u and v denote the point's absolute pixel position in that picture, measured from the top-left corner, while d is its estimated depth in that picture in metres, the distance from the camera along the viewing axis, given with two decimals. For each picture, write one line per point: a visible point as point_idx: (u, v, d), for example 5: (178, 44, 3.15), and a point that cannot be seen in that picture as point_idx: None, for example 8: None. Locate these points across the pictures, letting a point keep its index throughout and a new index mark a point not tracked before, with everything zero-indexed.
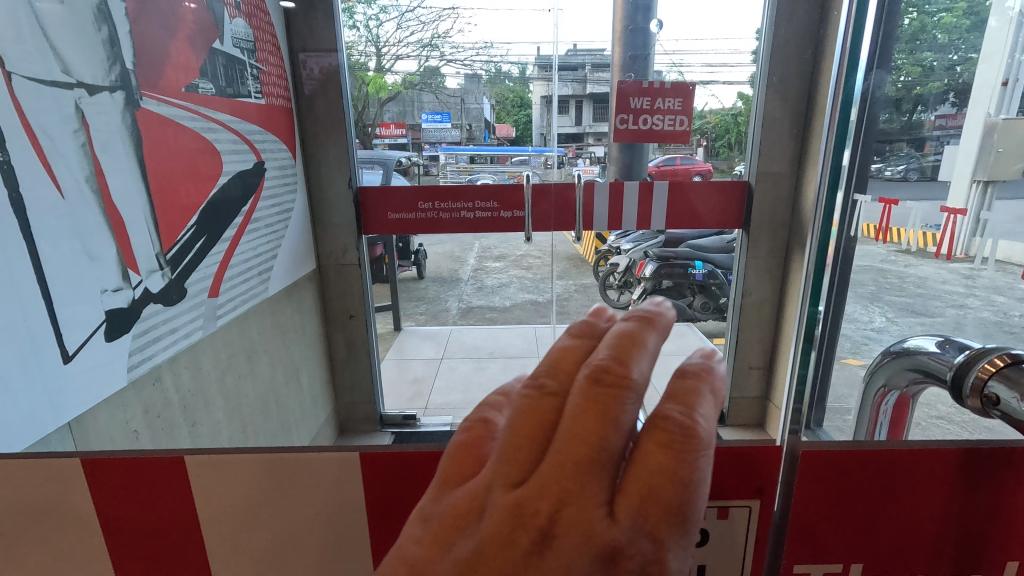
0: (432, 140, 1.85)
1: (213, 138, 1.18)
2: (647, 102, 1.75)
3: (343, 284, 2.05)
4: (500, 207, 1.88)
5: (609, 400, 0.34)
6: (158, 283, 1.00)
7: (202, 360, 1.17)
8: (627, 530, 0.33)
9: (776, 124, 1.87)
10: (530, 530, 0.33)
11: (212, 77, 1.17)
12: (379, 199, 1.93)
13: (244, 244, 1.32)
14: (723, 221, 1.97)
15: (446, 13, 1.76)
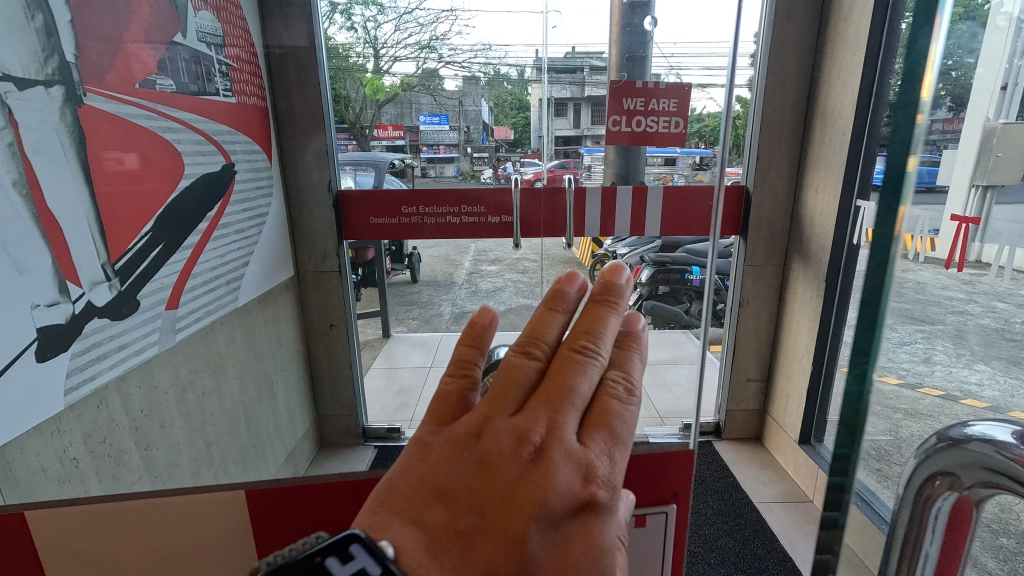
0: (431, 143, 1.76)
1: (173, 139, 1.12)
2: (641, 103, 1.67)
3: (319, 293, 1.98)
4: (487, 212, 1.87)
5: (577, 350, 0.40)
6: (103, 296, 0.94)
7: (158, 377, 1.11)
8: (596, 451, 0.38)
9: (778, 126, 1.80)
10: (523, 447, 0.38)
11: (172, 73, 1.12)
12: (363, 204, 1.91)
13: (211, 250, 1.27)
14: (721, 227, 1.92)
15: (444, 15, 1.73)
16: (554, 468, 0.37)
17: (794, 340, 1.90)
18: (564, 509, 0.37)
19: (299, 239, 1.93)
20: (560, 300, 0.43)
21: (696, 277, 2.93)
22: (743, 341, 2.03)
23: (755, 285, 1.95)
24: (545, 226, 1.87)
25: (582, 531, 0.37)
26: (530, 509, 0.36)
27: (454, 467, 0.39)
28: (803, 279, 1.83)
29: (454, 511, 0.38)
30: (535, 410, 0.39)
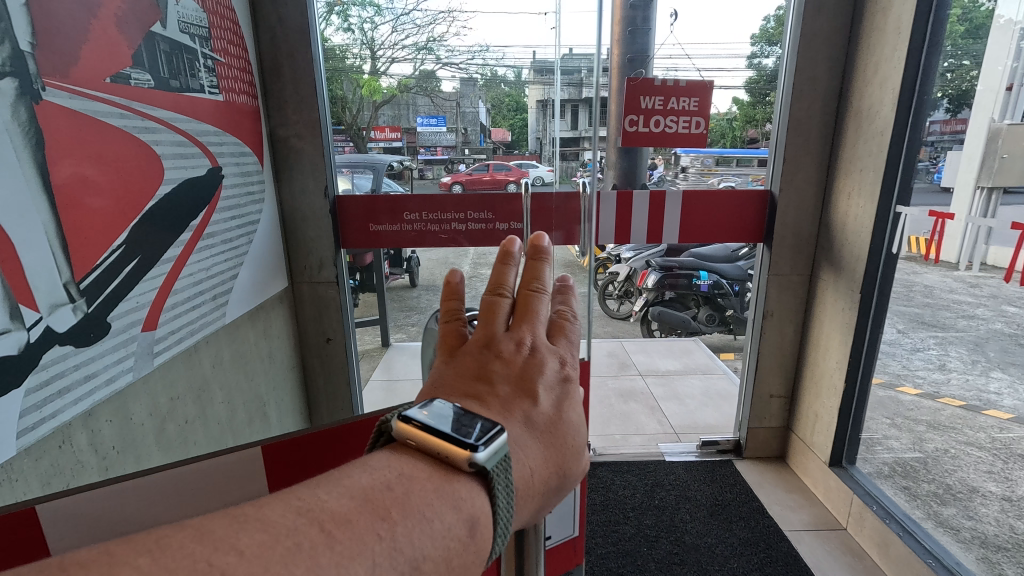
0: (429, 144, 1.70)
1: (152, 142, 1.04)
2: (660, 102, 1.73)
3: (314, 307, 1.88)
4: (494, 218, 1.79)
5: (535, 288, 0.62)
6: (66, 320, 0.85)
7: (132, 408, 1.02)
8: (562, 348, 0.61)
9: (805, 125, 1.76)
10: (521, 348, 0.59)
11: (149, 66, 1.04)
12: (360, 210, 1.82)
13: (195, 263, 1.18)
14: (744, 233, 1.86)
15: (443, 15, 1.68)
16: (544, 358, 0.59)
17: (822, 353, 1.84)
18: (554, 383, 0.59)
19: (295, 247, 1.83)
20: (509, 258, 0.62)
21: (706, 282, 2.81)
22: (766, 353, 1.99)
23: (779, 295, 1.91)
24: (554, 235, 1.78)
25: (567, 390, 0.59)
26: (535, 382, 0.57)
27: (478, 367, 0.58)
28: (833, 290, 1.79)
29: (489, 392, 0.56)
30: (521, 326, 0.60)
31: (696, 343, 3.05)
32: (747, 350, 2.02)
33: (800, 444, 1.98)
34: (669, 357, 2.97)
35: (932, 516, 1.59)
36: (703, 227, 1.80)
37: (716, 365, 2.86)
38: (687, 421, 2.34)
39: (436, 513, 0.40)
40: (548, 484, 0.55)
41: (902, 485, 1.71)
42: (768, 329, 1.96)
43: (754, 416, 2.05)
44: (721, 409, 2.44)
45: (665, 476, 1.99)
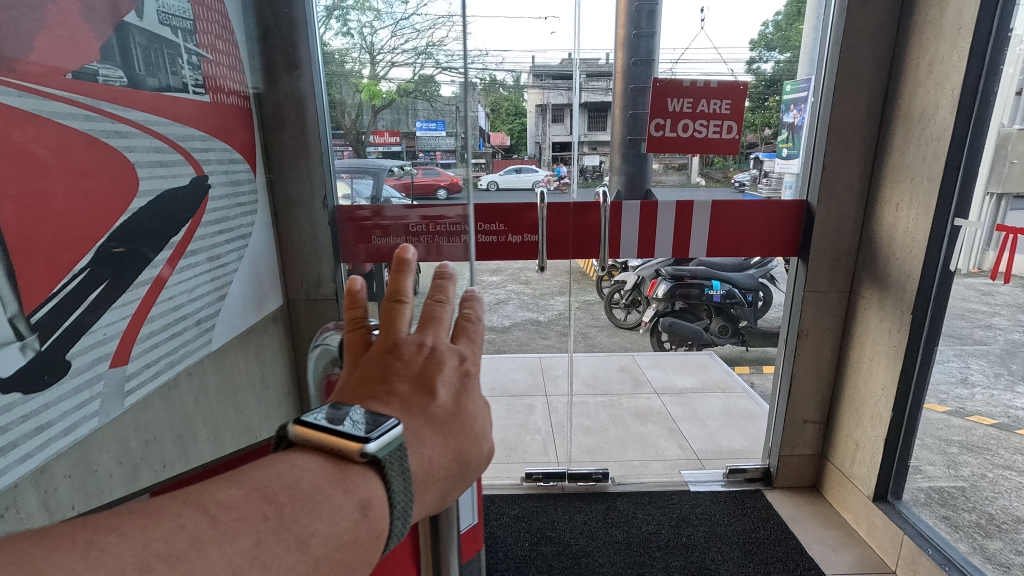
0: (428, 149, 1.52)
1: (127, 149, 0.95)
2: (689, 105, 1.76)
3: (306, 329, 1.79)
4: (508, 230, 1.80)
5: (440, 297, 0.58)
6: (14, 362, 0.75)
7: (95, 453, 0.93)
8: (467, 347, 0.58)
9: (847, 129, 1.72)
10: (422, 348, 0.55)
11: (123, 62, 0.95)
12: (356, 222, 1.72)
13: (173, 284, 1.09)
14: (778, 245, 1.86)
15: (442, 16, 1.30)
16: (447, 357, 0.55)
17: (861, 371, 1.78)
18: (457, 380, 0.55)
19: (291, 262, 1.74)
20: (406, 263, 0.58)
21: (718, 292, 2.83)
22: (801, 373, 1.91)
23: (816, 313, 1.85)
24: (582, 246, 1.84)
25: (472, 387, 0.56)
26: (435, 379, 0.53)
27: (376, 366, 0.54)
28: (875, 309, 1.72)
29: (386, 389, 0.52)
30: (424, 330, 0.56)
31: (711, 357, 3.10)
32: (781, 365, 1.96)
33: (834, 472, 1.90)
34: (686, 375, 2.94)
35: (978, 550, 1.52)
36: (728, 237, 1.85)
37: (733, 381, 2.85)
38: (710, 446, 2.28)
39: (326, 496, 0.41)
40: (448, 477, 0.51)
41: (942, 514, 1.64)
42: (803, 348, 1.89)
43: (788, 445, 1.96)
44: (742, 431, 2.39)
45: (691, 509, 1.90)
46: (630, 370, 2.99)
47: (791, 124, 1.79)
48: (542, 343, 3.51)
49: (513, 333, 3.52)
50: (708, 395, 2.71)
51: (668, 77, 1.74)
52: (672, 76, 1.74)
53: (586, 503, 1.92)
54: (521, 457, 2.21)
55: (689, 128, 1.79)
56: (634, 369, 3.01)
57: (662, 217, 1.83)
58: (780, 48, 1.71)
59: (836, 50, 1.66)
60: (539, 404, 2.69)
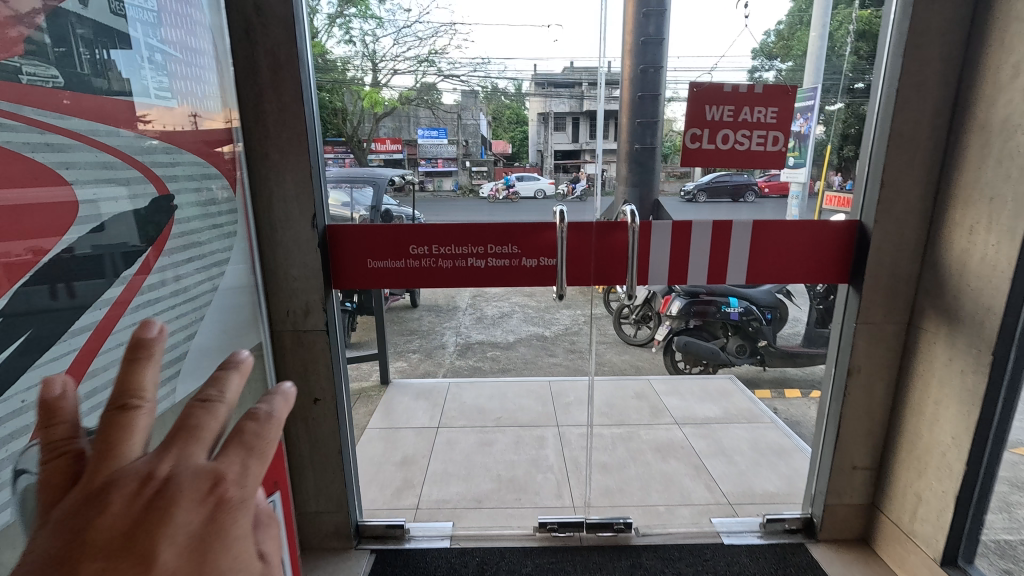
0: (430, 156, 1.62)
1: (61, 165, 0.91)
2: (729, 113, 1.76)
3: (301, 366, 1.67)
4: (521, 253, 1.71)
5: (202, 396, 0.46)
6: None
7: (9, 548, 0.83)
8: (228, 462, 0.42)
9: (907, 143, 1.60)
10: (146, 488, 0.39)
11: (64, 66, 0.92)
12: (356, 242, 1.66)
13: (125, 325, 1.06)
14: (826, 271, 1.78)
15: (444, 28, 1.73)
16: (181, 492, 0.39)
17: (918, 411, 1.68)
18: (199, 522, 0.39)
19: (276, 291, 1.62)
20: (142, 349, 0.47)
21: (736, 310, 2.79)
22: (852, 413, 1.80)
23: (868, 350, 1.75)
24: (610, 272, 1.76)
25: (224, 534, 0.39)
26: (158, 531, 0.37)
27: (62, 533, 0.37)
28: (943, 345, 1.59)
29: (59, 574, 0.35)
30: (163, 451, 0.41)
31: (732, 382, 3.07)
32: (830, 404, 1.84)
33: (890, 527, 1.78)
34: (708, 404, 2.87)
35: None
36: (772, 261, 1.77)
37: (757, 411, 2.79)
38: (742, 489, 2.18)
39: None
40: None
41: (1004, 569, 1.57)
42: (855, 387, 1.78)
43: (835, 492, 1.85)
44: (775, 469, 2.32)
45: (726, 566, 1.76)
46: (649, 399, 2.92)
47: (796, 133, 1.76)
48: (550, 366, 3.42)
49: (519, 349, 3.45)
50: (735, 427, 2.64)
51: (713, 83, 1.73)
52: (717, 81, 1.73)
53: (609, 558, 1.77)
54: (532, 501, 2.10)
55: (729, 139, 1.77)
56: (651, 399, 2.93)
57: (692, 240, 1.76)
58: (781, 57, 1.72)
59: (899, 52, 1.56)
60: (550, 435, 2.57)
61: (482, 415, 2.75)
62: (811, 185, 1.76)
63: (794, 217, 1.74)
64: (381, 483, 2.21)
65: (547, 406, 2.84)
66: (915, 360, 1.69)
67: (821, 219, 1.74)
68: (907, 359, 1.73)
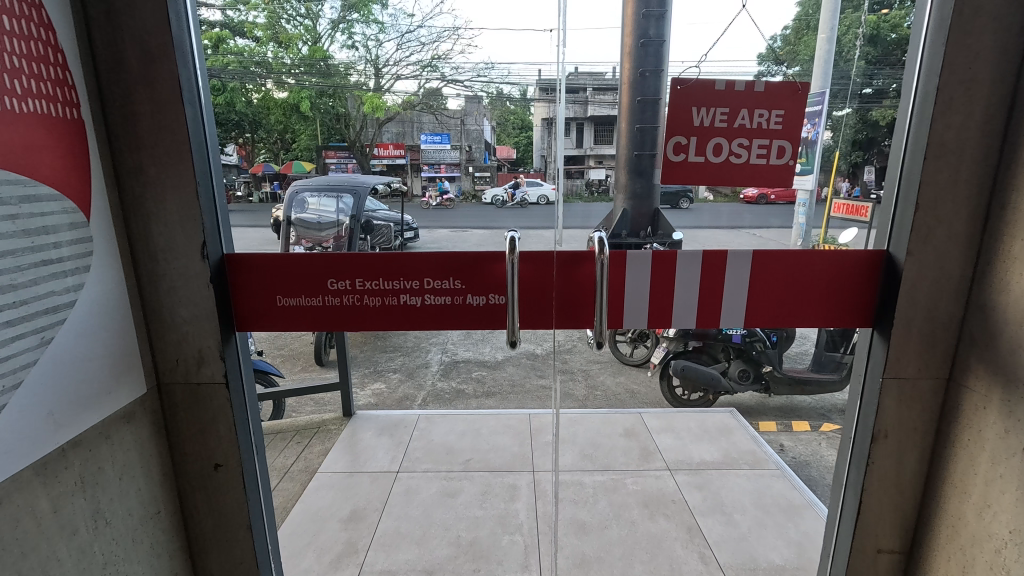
0: (432, 162, 2.02)
1: None
2: (721, 119, 1.57)
3: (199, 430, 1.53)
4: (465, 288, 1.53)
5: None
6: None
7: None
8: None
9: (947, 155, 1.41)
10: None
11: None
12: (259, 280, 1.52)
13: None
14: (846, 313, 1.59)
15: (448, 32, 1.71)
16: None
17: (963, 487, 1.47)
18: None
19: (170, 333, 1.46)
20: None
21: (739, 334, 2.77)
22: (878, 485, 1.61)
23: (898, 410, 1.56)
24: (576, 312, 1.61)
25: None
26: None
27: None
28: (998, 414, 1.36)
29: None
30: None
31: (733, 418, 2.93)
32: (851, 476, 1.65)
33: None
34: (706, 445, 2.70)
35: None
36: (778, 305, 1.58)
37: (762, 454, 2.60)
38: (741, 561, 1.97)
39: None
40: None
41: None
42: (881, 455, 1.59)
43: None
44: (781, 533, 2.10)
45: None
46: (639, 439, 2.74)
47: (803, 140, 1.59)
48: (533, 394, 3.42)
49: (507, 369, 3.65)
50: (737, 474, 2.46)
51: (704, 79, 1.54)
52: (710, 76, 1.54)
53: None
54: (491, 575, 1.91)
55: (723, 149, 1.59)
56: (641, 438, 2.75)
57: (679, 279, 1.58)
58: (789, 62, 1.53)
59: (939, 43, 1.37)
60: (523, 484, 2.40)
61: (449, 457, 2.60)
62: (818, 192, 1.66)
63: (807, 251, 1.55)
64: (318, 548, 2.04)
65: (524, 447, 2.68)
66: (957, 425, 1.49)
67: (840, 249, 1.53)
68: (946, 420, 1.53)
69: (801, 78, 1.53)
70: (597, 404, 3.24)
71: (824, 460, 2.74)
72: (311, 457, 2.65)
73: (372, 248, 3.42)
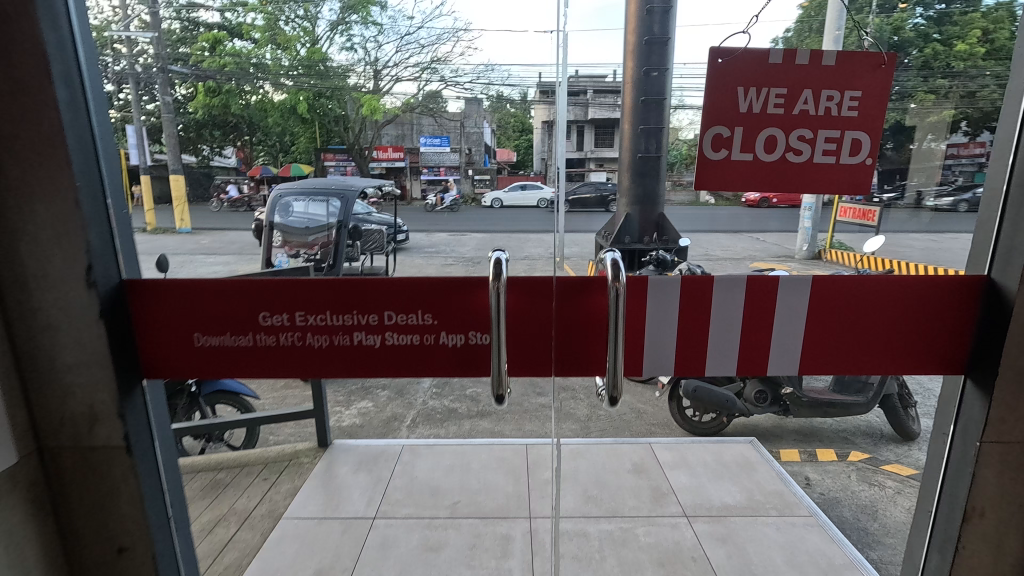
0: (431, 165, 1.72)
1: None
2: (777, 108, 1.46)
3: (95, 497, 1.46)
4: (436, 324, 1.43)
5: None
6: None
7: None
8: None
9: None
10: None
11: None
12: (175, 321, 1.45)
13: None
14: (919, 358, 1.47)
15: (448, 34, 1.63)
16: None
17: None
18: None
19: (57, 386, 1.38)
20: None
21: None
22: (970, 549, 1.50)
23: (999, 469, 1.45)
24: (582, 354, 1.48)
25: None
26: None
27: None
28: None
29: None
30: None
31: (754, 449, 2.76)
32: (934, 532, 1.58)
33: None
34: (724, 484, 2.50)
35: None
36: (821, 343, 1.46)
37: (791, 496, 2.42)
38: None
39: None
40: None
41: None
42: (972, 518, 1.49)
43: None
44: None
45: None
46: (648, 477, 2.54)
47: (872, 136, 1.46)
48: (532, 416, 3.23)
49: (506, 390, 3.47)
50: (766, 523, 2.25)
51: (756, 51, 1.43)
52: (763, 48, 1.43)
53: None
54: None
55: (778, 142, 1.48)
56: (651, 476, 2.55)
57: (712, 314, 1.46)
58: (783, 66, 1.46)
59: None
60: (517, 533, 2.22)
61: (435, 499, 2.40)
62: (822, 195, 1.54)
63: (883, 281, 1.42)
64: None
65: (520, 486, 2.49)
66: None
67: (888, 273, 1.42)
68: None
69: (882, 50, 1.41)
70: (599, 428, 3.08)
71: (856, 496, 2.55)
72: (276, 498, 2.45)
73: (362, 254, 3.25)
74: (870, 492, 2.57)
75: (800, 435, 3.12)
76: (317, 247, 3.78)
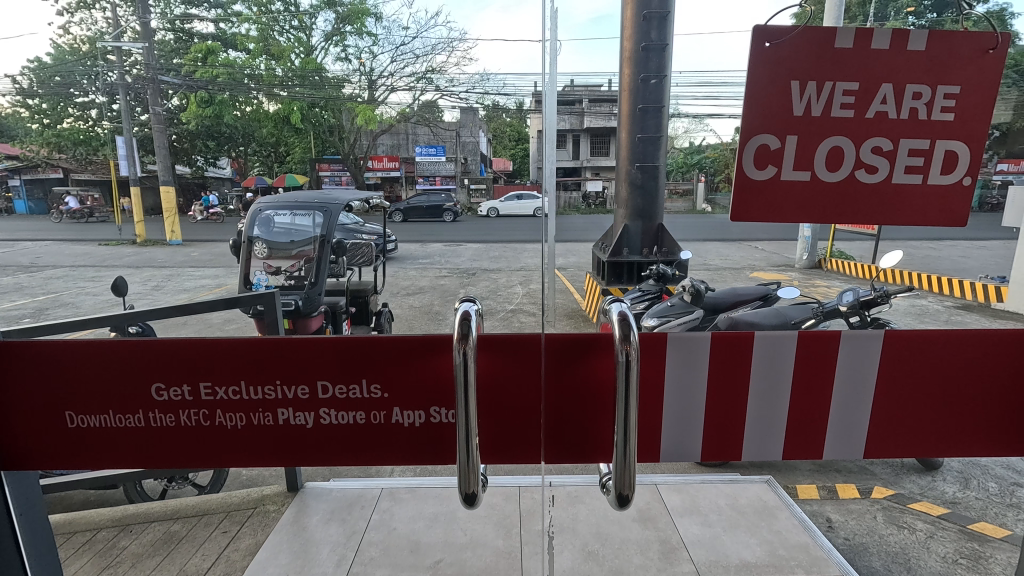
0: (428, 174, 2.03)
1: None
2: (847, 107, 1.20)
3: None
4: (392, 400, 1.31)
5: None
6: None
7: None
8: None
9: None
10: None
11: None
12: (41, 403, 1.32)
13: None
14: (985, 431, 1.31)
15: (442, 46, 1.41)
16: None
17: None
18: None
19: None
20: None
21: None
22: None
23: None
24: (577, 436, 1.33)
25: None
26: None
27: None
28: None
29: None
30: None
31: (771, 490, 2.54)
32: None
33: None
34: (742, 535, 2.23)
35: None
36: (881, 411, 1.31)
37: (818, 550, 2.15)
38: None
39: None
40: None
41: None
42: None
43: None
44: None
45: None
46: (657, 527, 2.27)
47: (968, 147, 1.20)
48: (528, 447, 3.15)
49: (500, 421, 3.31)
50: None
51: (816, 29, 1.17)
52: (828, 28, 1.16)
53: None
54: None
55: (846, 155, 1.21)
56: (660, 526, 2.28)
57: (751, 381, 1.31)
58: None
59: None
60: None
61: (415, 557, 2.09)
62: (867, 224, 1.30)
63: (957, 340, 1.25)
64: None
65: (511, 540, 2.16)
66: None
67: (970, 327, 1.24)
68: None
69: (997, 29, 1.16)
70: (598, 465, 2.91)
71: (883, 542, 2.37)
72: (234, 559, 2.20)
73: (350, 267, 3.76)
74: (899, 536, 2.39)
75: (815, 466, 3.06)
76: (302, 259, 3.46)
